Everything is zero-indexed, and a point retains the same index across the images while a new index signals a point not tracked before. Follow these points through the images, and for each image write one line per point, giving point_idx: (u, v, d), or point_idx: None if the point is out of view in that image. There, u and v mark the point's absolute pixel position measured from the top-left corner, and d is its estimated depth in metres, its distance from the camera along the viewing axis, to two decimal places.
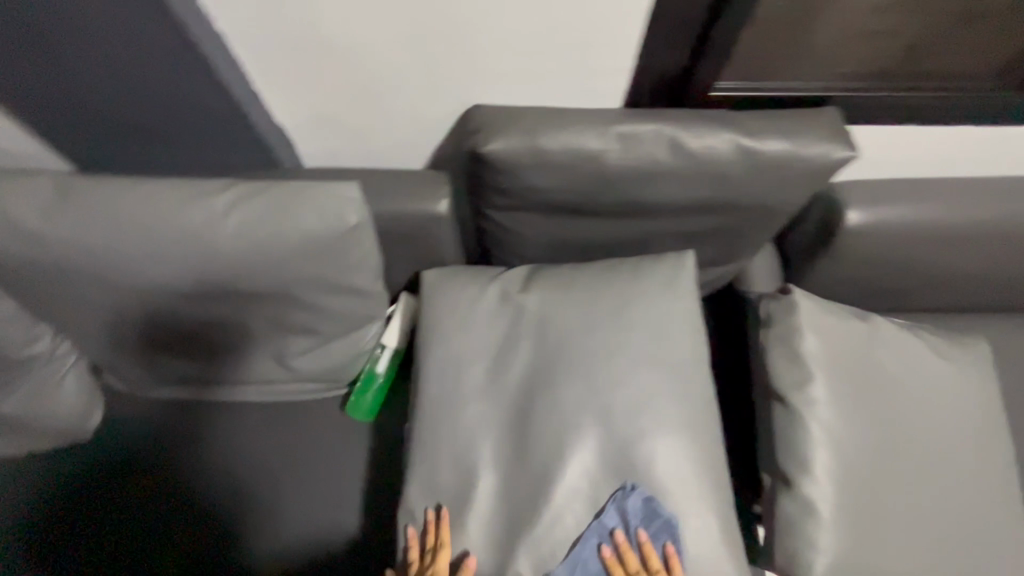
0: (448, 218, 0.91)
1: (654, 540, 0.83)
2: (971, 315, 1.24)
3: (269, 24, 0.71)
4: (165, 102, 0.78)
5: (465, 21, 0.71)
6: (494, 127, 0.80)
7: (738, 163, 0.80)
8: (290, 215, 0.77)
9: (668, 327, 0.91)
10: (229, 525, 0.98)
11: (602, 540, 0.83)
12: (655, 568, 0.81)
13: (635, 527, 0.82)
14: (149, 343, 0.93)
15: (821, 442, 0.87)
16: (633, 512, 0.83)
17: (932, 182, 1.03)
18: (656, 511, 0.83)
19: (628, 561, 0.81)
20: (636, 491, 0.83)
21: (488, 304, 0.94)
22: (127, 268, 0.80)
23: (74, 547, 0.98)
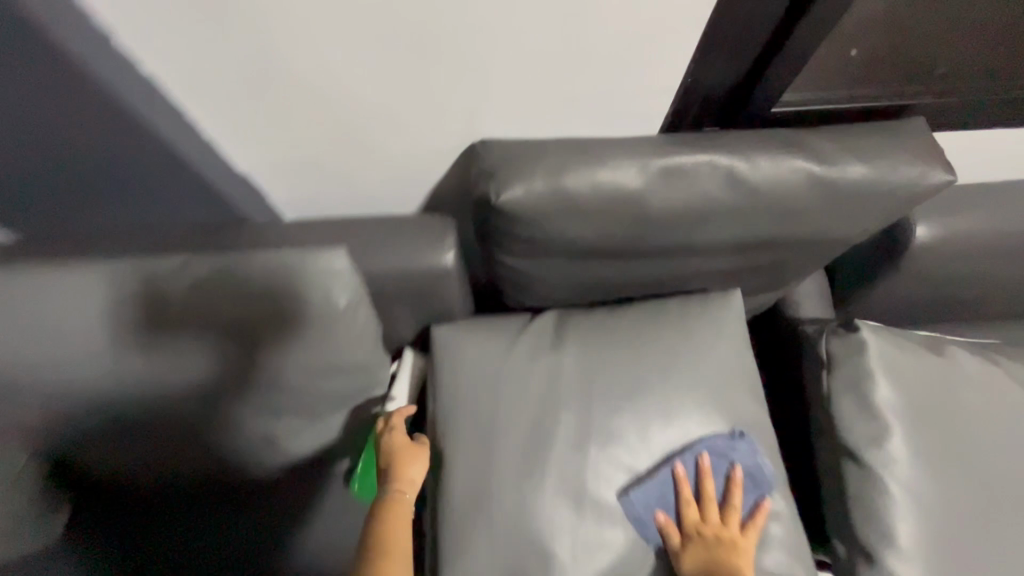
0: (456, 270, 0.77)
1: (743, 485, 0.73)
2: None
3: (215, 62, 0.55)
4: (87, 164, 0.61)
5: (469, 47, 0.55)
6: (508, 169, 0.65)
7: (807, 194, 0.66)
8: (272, 294, 0.66)
9: (724, 383, 0.77)
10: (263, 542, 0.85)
11: (684, 459, 0.73)
12: (732, 504, 0.72)
13: (730, 462, 0.73)
14: None
15: (904, 509, 0.75)
16: (737, 452, 0.74)
17: (1009, 188, 0.89)
18: (759, 464, 0.74)
19: (704, 485, 0.72)
20: (745, 438, 0.74)
21: (513, 365, 0.76)
22: (67, 375, 0.64)
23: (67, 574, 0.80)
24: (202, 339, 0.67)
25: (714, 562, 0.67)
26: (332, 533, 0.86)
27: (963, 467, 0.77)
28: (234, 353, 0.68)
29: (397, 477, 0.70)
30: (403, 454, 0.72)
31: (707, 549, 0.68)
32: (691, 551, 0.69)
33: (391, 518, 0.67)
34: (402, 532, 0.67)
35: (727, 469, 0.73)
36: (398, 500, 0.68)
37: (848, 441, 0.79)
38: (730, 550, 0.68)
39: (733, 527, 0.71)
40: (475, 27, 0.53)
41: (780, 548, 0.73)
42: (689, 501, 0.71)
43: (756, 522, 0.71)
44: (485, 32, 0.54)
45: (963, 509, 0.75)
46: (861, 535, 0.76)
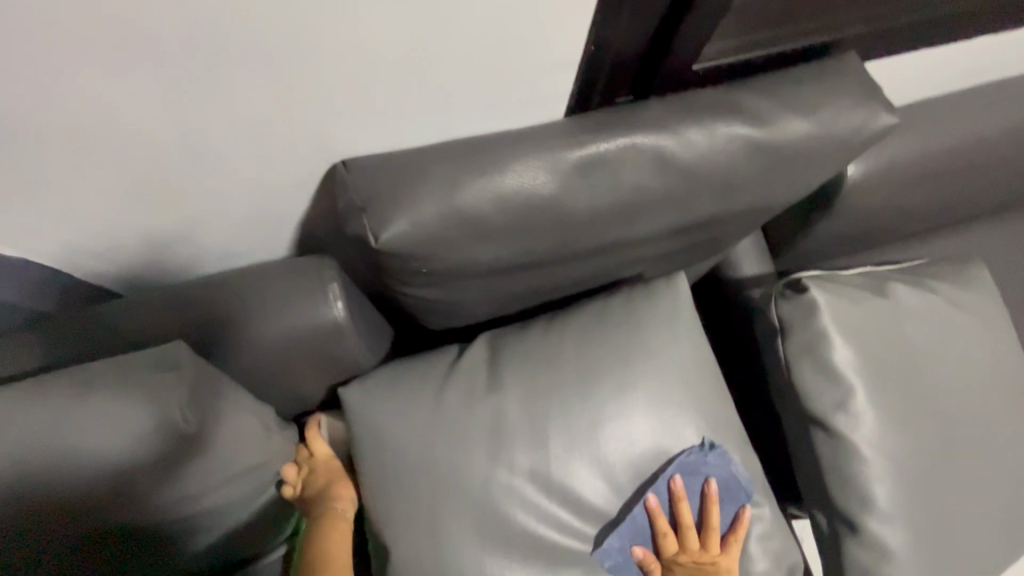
0: (351, 320, 0.62)
1: (719, 498, 0.67)
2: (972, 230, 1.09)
3: None
4: None
5: (263, 45, 0.40)
6: (385, 197, 0.50)
7: (746, 165, 0.56)
8: (84, 423, 0.50)
9: (683, 382, 0.69)
10: None
11: (656, 488, 0.65)
12: (710, 525, 0.66)
13: (703, 477, 0.66)
14: None
15: (880, 471, 0.72)
16: (710, 465, 0.67)
17: (932, 105, 0.84)
18: (734, 472, 0.68)
19: (681, 512, 0.65)
20: (716, 449, 0.67)
21: (445, 420, 0.65)
22: None
23: None
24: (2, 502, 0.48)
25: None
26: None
27: (922, 408, 0.75)
28: (58, 506, 0.50)
29: (333, 495, 0.66)
30: (331, 471, 0.68)
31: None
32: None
33: (329, 540, 0.63)
34: (343, 550, 0.63)
35: (701, 486, 0.67)
36: (335, 520, 0.64)
37: (814, 410, 0.74)
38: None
39: (712, 548, 0.65)
40: (255, 15, 0.37)
41: (767, 554, 0.68)
42: (667, 534, 0.65)
43: (736, 535, 0.66)
44: (283, 30, 0.39)
45: (929, 455, 0.74)
46: (841, 505, 0.73)
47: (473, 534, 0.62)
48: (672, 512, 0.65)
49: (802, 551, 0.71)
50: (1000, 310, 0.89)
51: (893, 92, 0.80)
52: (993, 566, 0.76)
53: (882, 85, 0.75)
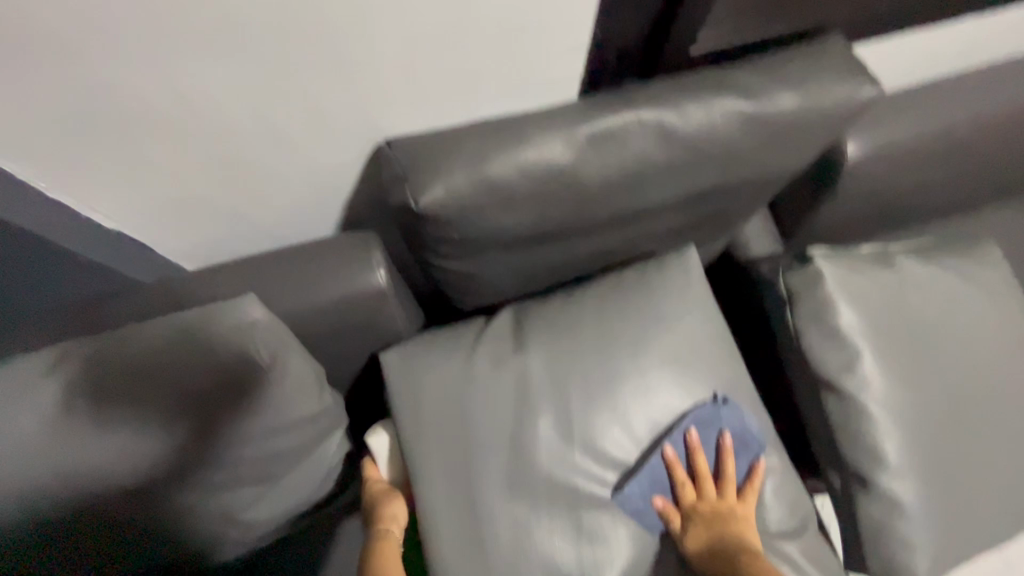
0: (392, 288, 0.69)
1: (734, 450, 0.72)
2: (981, 213, 1.12)
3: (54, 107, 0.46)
4: None
5: (330, 38, 0.48)
6: (424, 170, 0.58)
7: (743, 135, 0.62)
8: (180, 365, 0.58)
9: (696, 343, 0.74)
10: None
11: (672, 440, 0.70)
12: (726, 475, 0.70)
13: (716, 431, 0.71)
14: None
15: (888, 428, 0.76)
16: (724, 418, 0.71)
17: (927, 88, 0.89)
18: (746, 425, 0.72)
19: (697, 461, 0.70)
20: (728, 403, 0.72)
21: (477, 379, 0.71)
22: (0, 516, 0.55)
23: None
24: (108, 429, 0.57)
25: (717, 538, 0.66)
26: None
27: (926, 370, 0.80)
28: (162, 439, 0.58)
29: (383, 517, 0.70)
30: (385, 495, 0.72)
31: (709, 526, 0.67)
32: (695, 532, 0.67)
33: (383, 552, 0.66)
34: (398, 565, 0.65)
35: (716, 439, 0.71)
36: (388, 537, 0.68)
37: (825, 373, 0.78)
38: (730, 521, 0.68)
39: (729, 497, 0.70)
40: (330, 15, 0.46)
41: (780, 503, 0.72)
42: (685, 483, 0.69)
43: (751, 486, 0.71)
44: (349, 26, 0.47)
45: (931, 415, 0.78)
46: (853, 462, 0.76)
47: (501, 481, 0.68)
48: (689, 463, 0.70)
49: (814, 504, 0.75)
50: (1007, 284, 0.92)
51: (888, 74, 0.85)
52: (997, 524, 0.79)
53: (874, 67, 0.81)
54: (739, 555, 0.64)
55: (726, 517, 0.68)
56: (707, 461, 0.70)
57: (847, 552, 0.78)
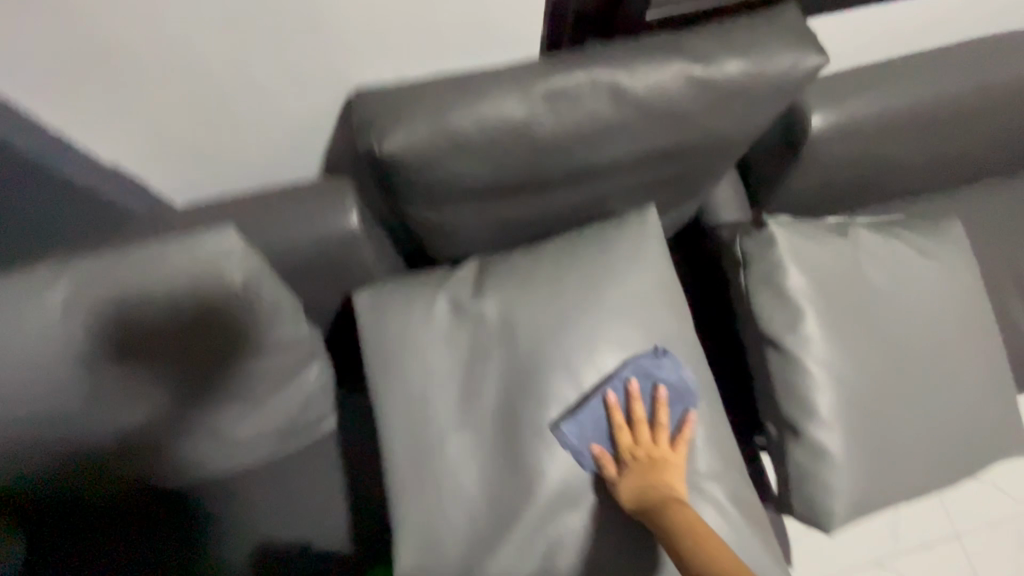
0: (364, 231, 0.75)
1: (669, 401, 0.77)
2: (954, 191, 1.14)
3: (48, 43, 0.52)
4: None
5: None
6: (389, 119, 0.63)
7: (691, 98, 0.66)
8: (159, 291, 0.64)
9: (647, 297, 0.79)
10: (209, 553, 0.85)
11: (612, 388, 0.76)
12: (659, 424, 0.76)
13: (654, 381, 0.77)
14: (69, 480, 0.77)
15: (823, 384, 0.81)
16: (661, 370, 0.77)
17: (896, 63, 0.92)
18: (683, 377, 0.78)
19: (634, 409, 0.75)
20: (666, 355, 0.77)
21: (438, 319, 0.78)
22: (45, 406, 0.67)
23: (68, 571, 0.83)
24: (104, 342, 0.65)
25: (647, 484, 0.71)
26: (296, 518, 0.87)
27: (867, 334, 0.85)
28: (155, 350, 0.67)
29: None
30: None
31: (641, 473, 0.72)
32: (629, 476, 0.72)
33: None
34: None
35: (653, 389, 0.77)
36: None
37: (769, 332, 0.83)
38: (659, 468, 0.73)
39: (663, 444, 0.75)
40: None
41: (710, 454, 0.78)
42: (621, 430, 0.75)
43: (683, 434, 0.76)
44: None
45: (867, 376, 0.83)
46: (789, 415, 0.82)
47: (456, 411, 0.75)
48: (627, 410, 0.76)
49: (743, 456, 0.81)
50: (964, 259, 0.95)
51: (847, 48, 0.90)
52: (921, 478, 0.85)
53: (828, 40, 0.86)
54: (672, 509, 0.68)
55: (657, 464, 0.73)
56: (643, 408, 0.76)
57: (778, 495, 0.85)
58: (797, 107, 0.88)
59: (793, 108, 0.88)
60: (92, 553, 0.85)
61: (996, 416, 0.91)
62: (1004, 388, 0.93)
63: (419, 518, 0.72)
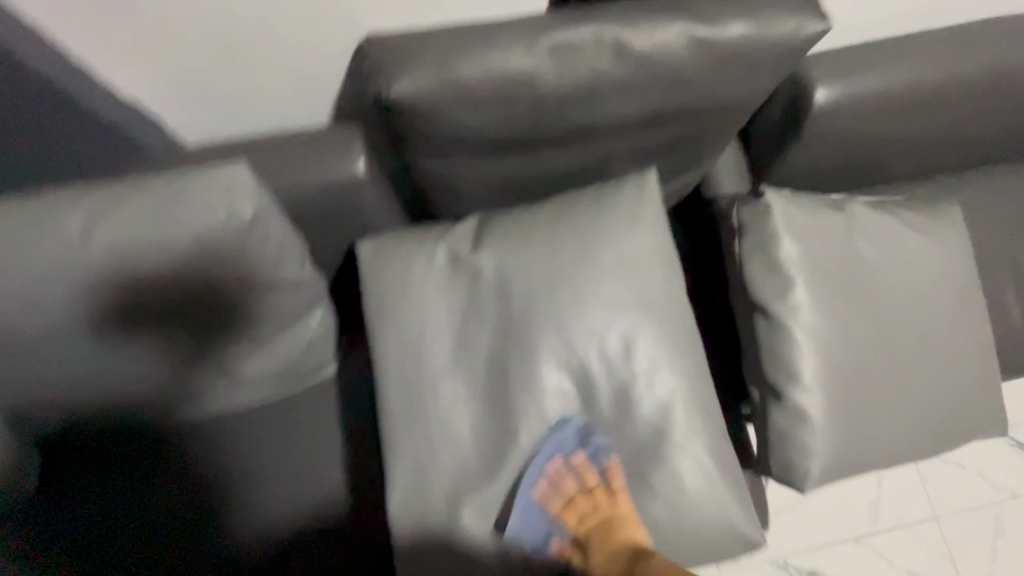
0: (370, 179, 0.77)
1: (589, 463, 0.78)
2: (957, 175, 1.15)
3: None
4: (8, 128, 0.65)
5: None
6: (397, 64, 0.65)
7: (694, 58, 0.68)
8: (164, 222, 0.66)
9: (642, 258, 0.81)
10: (225, 502, 0.89)
11: (534, 476, 0.77)
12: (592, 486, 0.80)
13: (565, 453, 0.77)
14: (90, 403, 0.81)
15: (808, 351, 0.83)
16: (561, 441, 0.77)
17: (904, 39, 0.92)
18: (587, 437, 0.77)
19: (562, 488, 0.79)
20: (562, 425, 0.77)
21: (437, 269, 0.81)
22: (76, 339, 0.72)
23: (94, 510, 0.88)
24: (116, 267, 0.67)
25: (608, 554, 0.75)
26: (296, 456, 0.92)
27: (856, 306, 0.87)
28: (161, 284, 0.69)
29: None
30: None
31: (597, 549, 0.76)
32: (594, 555, 0.76)
33: None
34: None
35: (566, 463, 0.78)
36: None
37: (759, 299, 0.85)
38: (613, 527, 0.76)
39: (607, 504, 0.78)
40: None
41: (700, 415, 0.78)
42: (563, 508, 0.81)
43: (617, 484, 0.77)
44: None
45: (852, 346, 0.85)
46: (773, 379, 0.84)
47: (449, 357, 0.79)
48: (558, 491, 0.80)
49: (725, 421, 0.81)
50: (960, 239, 0.97)
51: (856, 21, 0.91)
52: (899, 448, 0.88)
53: (836, 12, 0.87)
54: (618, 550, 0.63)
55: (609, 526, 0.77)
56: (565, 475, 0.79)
57: (758, 457, 0.88)
58: (802, 75, 0.89)
59: (796, 78, 0.89)
60: (104, 469, 0.90)
61: (980, 394, 0.93)
62: (990, 367, 0.94)
63: (410, 455, 0.75)
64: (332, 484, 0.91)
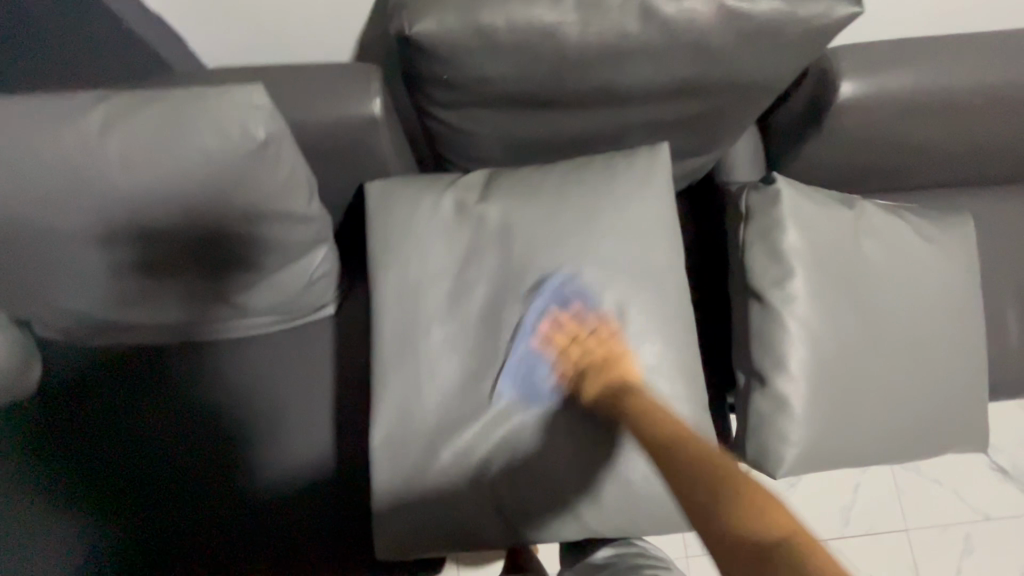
0: (384, 121, 0.77)
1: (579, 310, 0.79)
2: (975, 190, 1.14)
3: None
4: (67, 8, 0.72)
5: None
6: (423, 2, 0.65)
7: (720, 29, 0.67)
8: (180, 137, 0.67)
9: (645, 230, 0.81)
10: (224, 429, 0.93)
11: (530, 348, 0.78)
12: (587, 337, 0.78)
13: (551, 310, 0.78)
14: (103, 307, 0.86)
15: (798, 340, 0.84)
16: (544, 298, 0.78)
17: (938, 39, 0.91)
18: (566, 284, 0.79)
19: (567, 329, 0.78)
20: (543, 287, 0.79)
21: (441, 219, 0.82)
22: (107, 248, 0.76)
23: (104, 421, 0.93)
24: (129, 176, 0.68)
25: (609, 377, 0.73)
26: (288, 387, 0.95)
27: (852, 302, 0.87)
28: (172, 200, 0.71)
29: None
30: None
31: (598, 376, 0.74)
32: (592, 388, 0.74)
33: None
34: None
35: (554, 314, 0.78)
36: None
37: (756, 285, 0.86)
38: (608, 365, 0.74)
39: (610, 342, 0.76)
40: None
41: (688, 386, 0.79)
42: (568, 346, 0.77)
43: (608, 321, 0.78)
44: None
45: (843, 341, 0.86)
46: (759, 365, 0.85)
47: (444, 304, 0.80)
48: (563, 328, 0.78)
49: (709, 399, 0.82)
50: (968, 251, 0.96)
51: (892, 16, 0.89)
52: (876, 448, 0.89)
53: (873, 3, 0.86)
54: (643, 408, 0.65)
55: (603, 363, 0.74)
56: (578, 320, 0.78)
57: (735, 441, 0.90)
58: (829, 61, 0.88)
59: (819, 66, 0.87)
60: (111, 380, 0.94)
61: (965, 406, 0.93)
62: (980, 381, 0.94)
63: (397, 392, 0.78)
64: (319, 418, 0.94)
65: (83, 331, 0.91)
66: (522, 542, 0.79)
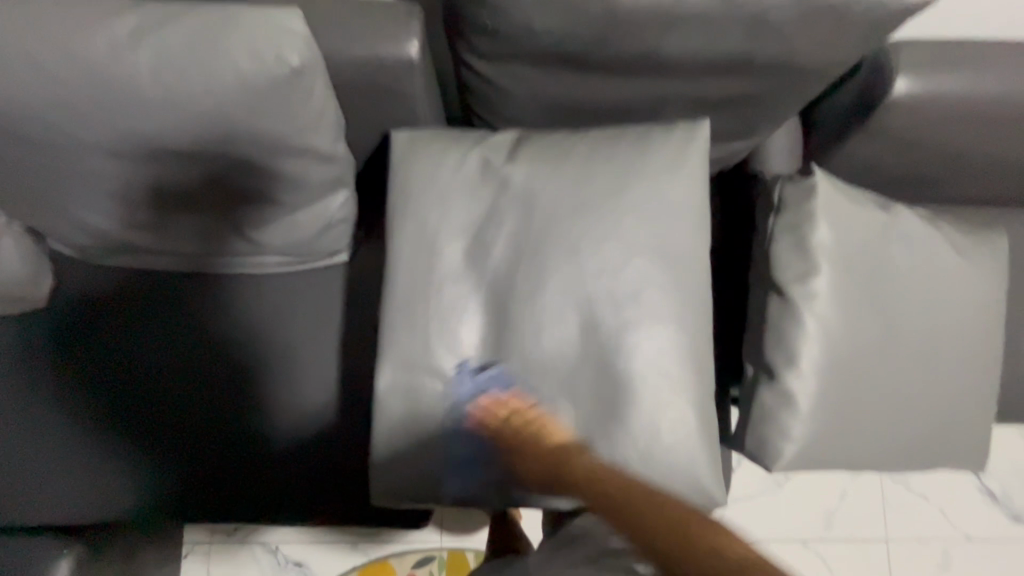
0: (421, 66, 0.75)
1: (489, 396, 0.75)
2: (1012, 208, 1.10)
3: None
4: None
5: None
6: None
7: (784, 3, 0.64)
8: (210, 57, 0.65)
9: (673, 209, 0.79)
10: (228, 363, 0.94)
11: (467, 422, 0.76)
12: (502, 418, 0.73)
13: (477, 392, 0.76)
14: (117, 226, 0.85)
15: (813, 339, 0.83)
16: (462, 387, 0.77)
17: (1005, 43, 0.86)
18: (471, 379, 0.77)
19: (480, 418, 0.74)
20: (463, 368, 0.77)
21: (467, 175, 0.80)
22: (127, 165, 0.75)
23: (113, 341, 0.93)
24: (155, 92, 0.67)
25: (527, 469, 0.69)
26: (295, 328, 0.95)
27: (872, 307, 0.85)
28: (196, 123, 0.69)
29: None
30: None
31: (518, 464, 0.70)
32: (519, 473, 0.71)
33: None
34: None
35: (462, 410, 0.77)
36: None
37: (779, 278, 0.84)
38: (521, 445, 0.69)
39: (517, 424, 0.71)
40: None
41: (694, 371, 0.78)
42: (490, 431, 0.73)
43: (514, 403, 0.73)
44: None
45: (859, 345, 0.84)
46: (770, 359, 0.84)
47: (459, 261, 0.79)
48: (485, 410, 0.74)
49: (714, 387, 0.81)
50: (999, 268, 0.93)
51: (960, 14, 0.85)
52: (876, 455, 0.89)
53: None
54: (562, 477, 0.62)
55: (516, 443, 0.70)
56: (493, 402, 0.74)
57: (735, 432, 0.89)
58: (887, 55, 0.84)
59: (876, 57, 0.84)
60: (121, 301, 0.94)
61: (972, 424, 0.92)
62: (991, 401, 0.93)
63: (403, 345, 0.77)
64: (322, 363, 0.94)
65: (96, 248, 0.91)
66: (511, 506, 0.80)
